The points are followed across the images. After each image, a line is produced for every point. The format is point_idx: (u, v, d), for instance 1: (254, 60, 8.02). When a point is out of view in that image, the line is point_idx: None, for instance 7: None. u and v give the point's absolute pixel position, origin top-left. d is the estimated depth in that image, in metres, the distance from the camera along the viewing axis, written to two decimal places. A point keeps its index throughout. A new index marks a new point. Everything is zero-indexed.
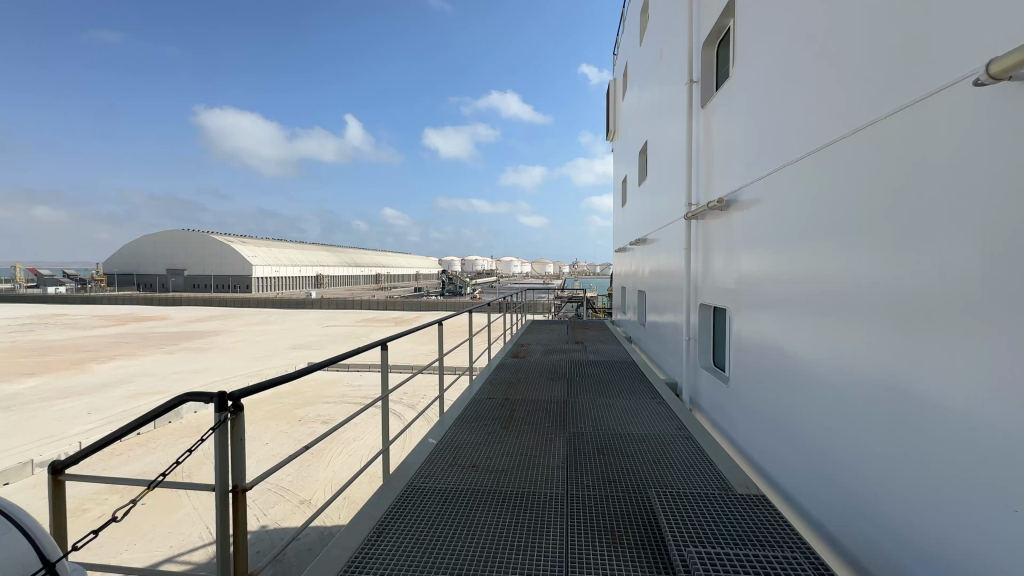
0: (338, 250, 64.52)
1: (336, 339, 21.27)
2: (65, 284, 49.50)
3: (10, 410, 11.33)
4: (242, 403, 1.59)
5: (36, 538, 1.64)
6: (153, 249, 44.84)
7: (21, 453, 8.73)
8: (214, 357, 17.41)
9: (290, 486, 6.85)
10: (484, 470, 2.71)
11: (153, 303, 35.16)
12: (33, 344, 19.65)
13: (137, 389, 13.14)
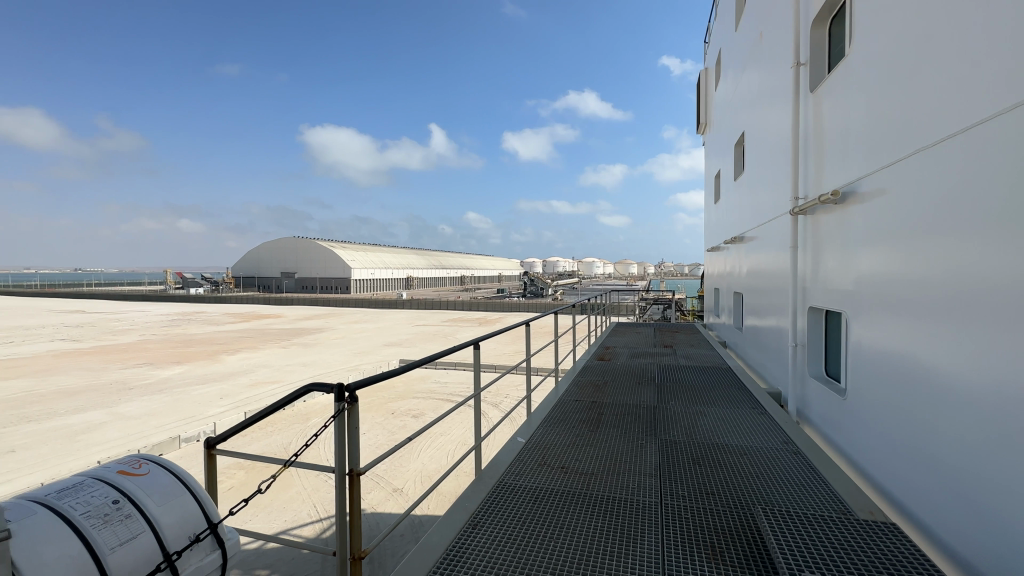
0: (427, 254, 68.02)
1: (424, 337, 22.38)
2: (203, 286, 57.55)
3: (163, 392, 13.41)
4: (356, 394, 1.73)
5: (205, 498, 2.07)
6: (270, 255, 50.52)
7: (171, 429, 10.33)
8: (320, 351, 19.18)
9: (385, 474, 7.37)
10: (572, 472, 2.70)
11: (270, 302, 39.64)
12: (179, 337, 23.07)
13: (257, 378, 14.87)
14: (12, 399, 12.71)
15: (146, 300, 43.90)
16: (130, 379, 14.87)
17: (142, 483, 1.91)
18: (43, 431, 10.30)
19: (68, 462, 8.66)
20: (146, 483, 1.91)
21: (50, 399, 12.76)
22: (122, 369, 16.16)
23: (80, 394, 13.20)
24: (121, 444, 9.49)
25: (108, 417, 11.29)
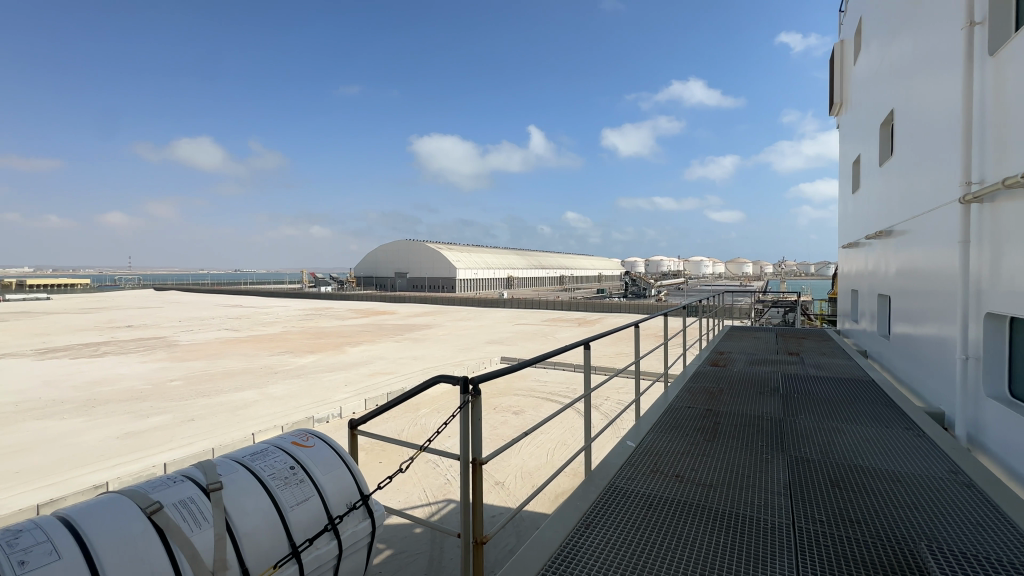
0: (526, 254, 69.24)
1: (525, 336, 22.79)
2: (331, 285, 64.72)
3: (300, 377, 15.35)
4: (480, 387, 1.84)
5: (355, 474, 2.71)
6: (386, 257, 55.20)
7: (307, 409, 11.81)
8: (429, 347, 20.51)
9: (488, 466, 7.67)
10: (688, 483, 2.57)
11: (385, 299, 43.33)
12: (312, 329, 26.23)
13: (375, 368, 16.35)
14: (191, 377, 15.43)
15: (287, 297, 50.62)
16: (275, 365, 17.22)
17: (310, 454, 2.60)
18: (212, 405, 12.36)
19: (230, 433, 10.29)
20: (311, 455, 2.58)
21: (217, 379, 15.26)
22: (269, 356, 18.78)
23: (238, 376, 15.61)
24: (269, 420, 11.07)
25: (258, 397, 13.19)
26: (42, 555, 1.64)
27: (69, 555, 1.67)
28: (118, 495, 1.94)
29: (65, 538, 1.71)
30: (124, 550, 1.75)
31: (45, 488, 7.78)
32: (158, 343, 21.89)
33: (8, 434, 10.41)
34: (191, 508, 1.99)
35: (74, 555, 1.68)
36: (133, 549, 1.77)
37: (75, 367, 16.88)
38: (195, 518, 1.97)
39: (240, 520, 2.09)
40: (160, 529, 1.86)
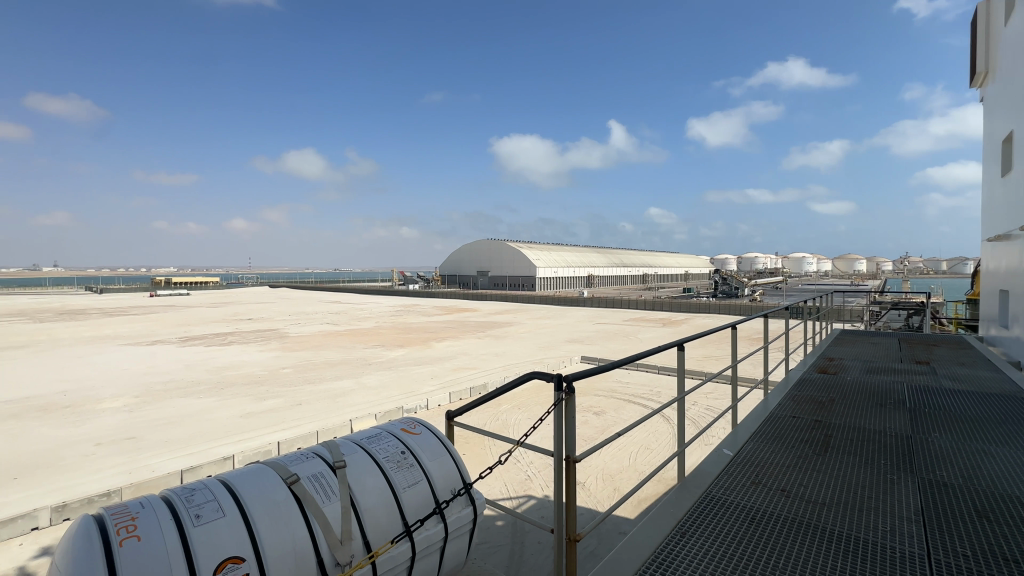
0: (607, 252, 67.79)
1: (606, 336, 22.30)
2: (418, 283, 68.28)
3: (391, 370, 16.39)
4: (573, 385, 1.86)
5: (455, 461, 3.10)
6: (469, 255, 57.04)
7: (397, 400, 12.61)
8: (510, 344, 20.85)
9: None
10: (796, 499, 2.36)
11: (468, 297, 44.80)
12: (402, 325, 27.84)
13: (458, 363, 16.98)
14: (299, 366, 17.16)
15: (380, 294, 54.29)
16: (369, 357, 18.55)
17: (418, 441, 3.05)
18: (316, 392, 13.65)
19: (331, 418, 11.30)
20: (419, 442, 3.04)
21: (321, 368, 16.80)
22: (365, 349, 20.28)
23: (338, 366, 17.06)
24: (364, 408, 11.98)
25: (355, 386, 14.31)
26: (218, 509, 2.25)
27: (240, 510, 2.27)
28: (272, 467, 2.54)
29: (237, 498, 2.33)
30: (273, 511, 2.31)
31: (186, 457, 9.12)
32: (273, 334, 24.62)
33: (160, 407, 12.34)
34: (322, 481, 2.52)
35: (243, 511, 2.28)
36: (280, 512, 2.33)
37: (209, 353, 19.56)
38: (324, 491, 2.49)
39: (361, 497, 2.59)
40: (298, 498, 2.40)
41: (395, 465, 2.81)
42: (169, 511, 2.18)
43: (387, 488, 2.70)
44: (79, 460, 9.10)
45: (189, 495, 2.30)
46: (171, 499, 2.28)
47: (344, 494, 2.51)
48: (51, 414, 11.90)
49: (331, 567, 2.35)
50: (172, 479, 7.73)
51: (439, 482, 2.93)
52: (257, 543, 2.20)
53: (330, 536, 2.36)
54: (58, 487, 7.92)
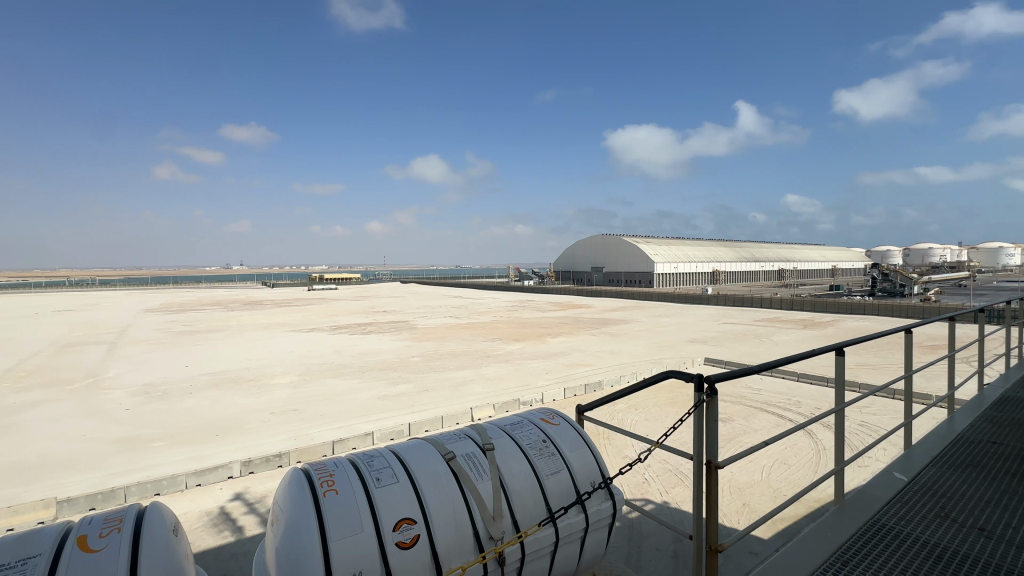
0: (736, 246, 62.11)
1: (733, 337, 20.47)
2: (533, 279, 69.77)
3: (508, 362, 17.02)
4: (716, 388, 1.83)
5: (593, 456, 3.23)
6: (582, 251, 56.63)
7: (514, 392, 13.07)
8: (625, 342, 20.26)
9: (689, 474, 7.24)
10: (1002, 542, 1.95)
11: (582, 293, 44.54)
12: (517, 320, 28.72)
13: (572, 360, 16.99)
14: (426, 355, 18.69)
15: (496, 289, 56.61)
16: (487, 350, 19.47)
17: (558, 431, 3.25)
18: (440, 380, 14.73)
19: (453, 405, 12.13)
20: (558, 432, 3.22)
21: (444, 358, 18.10)
22: (483, 342, 21.34)
23: (459, 357, 18.22)
24: (483, 398, 12.65)
25: (474, 376, 15.16)
26: (393, 475, 2.66)
27: (410, 478, 2.67)
28: (433, 443, 2.93)
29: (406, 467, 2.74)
30: (437, 481, 2.67)
31: (337, 429, 10.52)
32: (403, 325, 27.13)
33: (317, 385, 14.41)
34: (475, 460, 2.82)
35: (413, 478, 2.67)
36: (443, 484, 2.67)
37: (353, 341, 22.28)
38: (477, 470, 2.78)
39: (509, 479, 2.83)
40: (455, 474, 2.73)
41: (538, 452, 3.03)
42: (356, 472, 2.66)
43: (533, 473, 2.93)
44: (259, 425, 11.04)
45: (369, 461, 2.77)
46: (358, 463, 2.78)
47: (495, 475, 2.78)
48: (239, 385, 14.60)
49: (485, 538, 2.63)
50: (325, 448, 8.98)
51: (579, 473, 3.08)
52: (425, 507, 2.57)
53: (485, 511, 2.65)
54: (245, 445, 9.70)
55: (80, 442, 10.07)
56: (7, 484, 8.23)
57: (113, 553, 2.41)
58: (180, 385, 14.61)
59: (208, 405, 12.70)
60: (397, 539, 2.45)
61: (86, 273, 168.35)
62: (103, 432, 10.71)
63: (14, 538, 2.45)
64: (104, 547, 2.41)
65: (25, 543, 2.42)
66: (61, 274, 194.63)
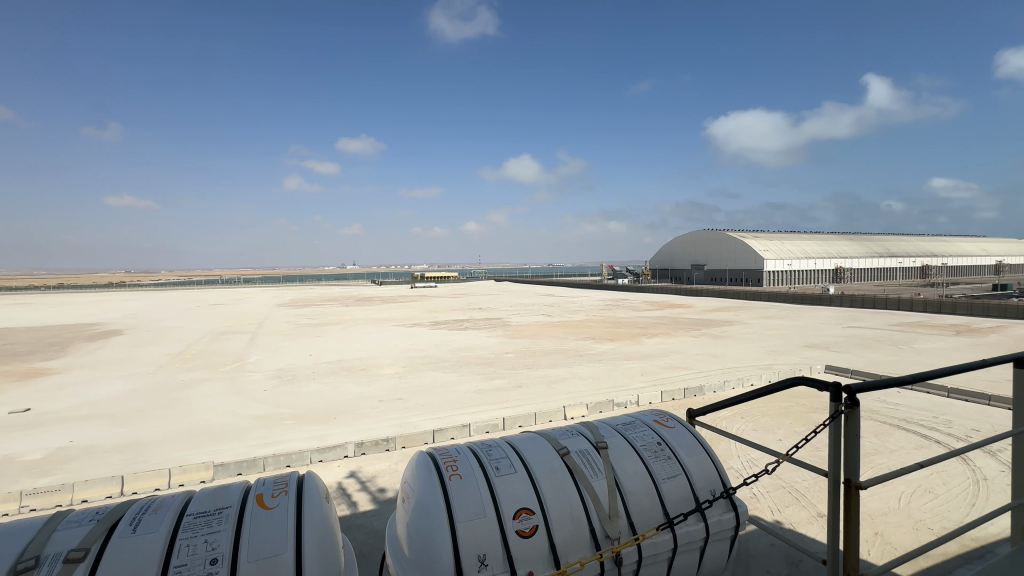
0: (866, 240, 54.56)
1: (862, 343, 17.97)
2: (627, 277, 67.61)
3: (602, 362, 16.73)
4: (856, 399, 2.14)
5: (712, 462, 3.55)
6: (681, 248, 53.64)
7: (608, 393, 12.83)
8: (730, 345, 18.80)
9: (805, 492, 6.56)
10: None
11: (681, 292, 42.21)
12: (611, 319, 28.08)
13: (671, 362, 16.21)
14: (519, 352, 19.05)
15: (589, 287, 55.76)
16: (580, 348, 19.29)
17: (675, 435, 3.65)
18: (534, 377, 14.92)
19: (547, 402, 12.22)
20: (675, 438, 3.61)
21: (537, 355, 18.30)
22: (576, 341, 21.21)
23: (552, 355, 18.29)
24: (576, 397, 12.58)
25: (567, 375, 15.12)
26: (510, 466, 3.17)
27: (527, 470, 3.14)
28: (548, 439, 3.41)
29: (523, 460, 3.22)
30: (552, 474, 3.13)
31: (437, 419, 11.17)
32: (497, 322, 27.85)
33: (419, 377, 15.39)
34: (590, 460, 3.27)
35: (530, 472, 3.13)
36: (558, 476, 3.13)
37: (451, 336, 23.41)
38: (592, 468, 3.22)
39: (625, 481, 3.23)
40: (570, 469, 3.18)
41: (654, 455, 3.42)
42: (475, 460, 3.20)
43: (650, 475, 3.33)
44: (369, 410, 12.07)
45: (488, 451, 3.32)
46: (477, 454, 3.28)
47: (609, 475, 3.20)
48: (353, 373, 16.09)
49: (601, 533, 3.04)
50: (426, 436, 9.56)
51: (698, 482, 3.44)
52: (542, 501, 3.02)
53: (601, 510, 3.06)
54: (359, 428, 10.69)
55: (231, 416, 11.84)
56: (178, 447, 9.94)
57: (283, 512, 2.87)
58: (305, 371, 16.49)
59: (327, 390, 14.18)
60: (517, 527, 2.90)
61: (234, 273, 197.07)
62: (247, 408, 12.49)
63: (211, 492, 3.03)
64: (277, 506, 2.89)
65: (220, 497, 2.98)
66: (215, 273, 229.73)
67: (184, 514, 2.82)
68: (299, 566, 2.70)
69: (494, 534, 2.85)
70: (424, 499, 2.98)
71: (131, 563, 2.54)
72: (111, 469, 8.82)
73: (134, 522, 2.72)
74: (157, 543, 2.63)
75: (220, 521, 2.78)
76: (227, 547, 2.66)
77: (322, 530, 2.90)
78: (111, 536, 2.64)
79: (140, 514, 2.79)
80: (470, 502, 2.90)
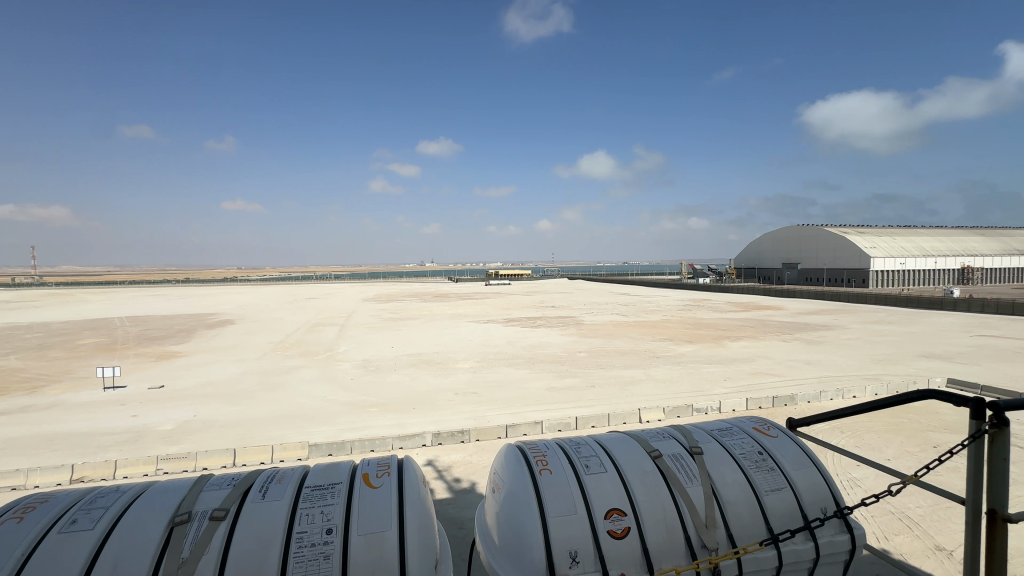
0: (1003, 236, 46.99)
1: (996, 355, 15.50)
2: (709, 276, 64.05)
3: (681, 365, 15.98)
4: (1005, 419, 2.02)
5: (821, 477, 3.38)
6: (771, 245, 49.73)
7: (688, 398, 12.23)
8: (828, 351, 17.11)
9: (920, 521, 5.80)
10: None
11: (770, 293, 39.14)
12: (691, 320, 26.76)
13: (758, 368, 15.09)
14: (593, 351, 18.77)
15: (667, 286, 53.47)
16: (657, 350, 18.57)
17: (776, 443, 3.55)
18: (607, 377, 14.63)
19: (621, 404, 11.91)
20: (777, 447, 3.51)
21: (611, 355, 17.92)
22: (653, 342, 20.48)
23: (627, 356, 17.80)
24: (653, 400, 12.15)
25: (643, 377, 14.62)
26: (601, 465, 3.23)
27: (618, 471, 3.18)
28: (639, 440, 3.43)
29: (614, 461, 3.26)
30: (644, 477, 3.15)
31: (510, 414, 11.34)
32: (570, 321, 27.66)
33: (493, 373, 15.73)
34: (684, 465, 3.25)
35: (622, 473, 3.17)
36: (650, 479, 3.14)
37: (524, 333, 23.65)
38: (687, 474, 3.20)
39: (723, 491, 3.18)
40: (664, 473, 3.18)
41: (754, 466, 3.33)
42: (565, 457, 3.30)
43: (750, 486, 3.24)
44: (445, 402, 12.54)
45: (578, 448, 3.40)
46: (567, 450, 3.38)
47: (705, 482, 3.16)
48: (431, 366, 16.80)
49: (696, 542, 3.01)
50: (500, 430, 9.75)
51: (806, 498, 3.28)
52: (634, 504, 3.04)
53: (697, 518, 3.03)
54: (436, 419, 11.15)
55: (323, 401, 12.90)
56: (279, 426, 11.00)
57: (387, 491, 3.09)
58: (388, 362, 17.51)
59: (408, 381, 14.95)
60: (609, 527, 2.95)
61: (326, 270, 214.04)
62: (337, 395, 13.53)
63: (325, 468, 3.33)
64: (381, 486, 3.11)
65: (333, 473, 3.27)
66: (310, 270, 251.02)
67: (303, 487, 3.13)
68: (402, 544, 2.88)
69: (587, 532, 2.91)
70: (515, 491, 3.11)
71: (262, 525, 2.85)
72: (226, 443, 10.00)
73: (263, 489, 3.06)
74: (284, 509, 2.94)
75: (334, 495, 3.06)
76: (340, 521, 2.91)
77: (422, 513, 3.07)
78: (245, 499, 2.99)
79: (268, 483, 3.13)
80: (562, 497, 2.99)
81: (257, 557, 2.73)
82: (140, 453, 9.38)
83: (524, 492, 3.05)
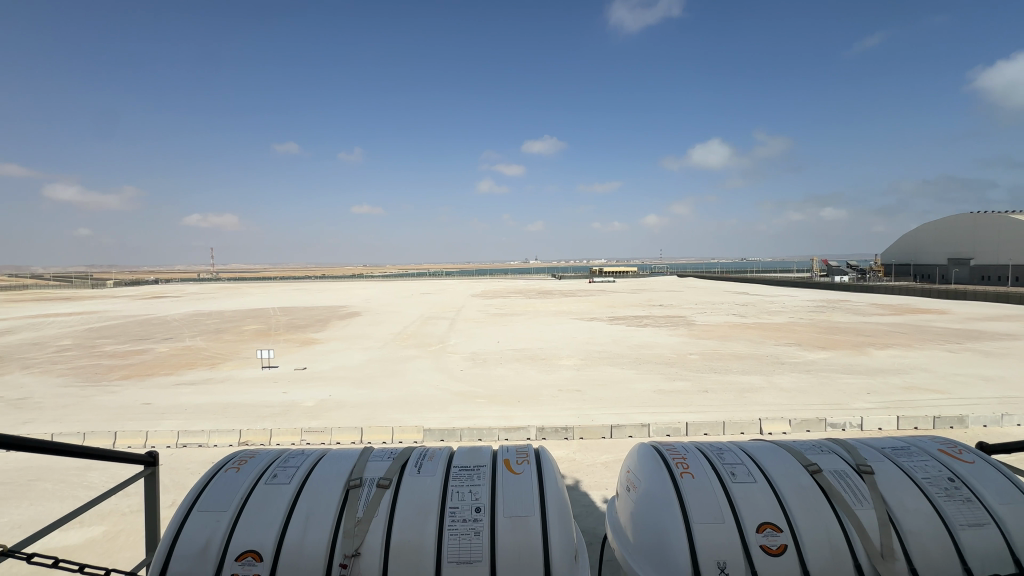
0: None
1: None
2: (849, 275, 56.04)
3: (811, 373, 14.25)
4: None
5: None
6: (931, 238, 42.05)
7: (820, 410, 10.87)
8: (1015, 366, 13.97)
9: None
10: None
11: (931, 294, 33.09)
12: (823, 323, 23.70)
13: (914, 381, 12.87)
14: (706, 354, 17.55)
15: (794, 285, 48.06)
16: (782, 355, 16.77)
17: (971, 469, 3.02)
18: (723, 383, 13.57)
19: (739, 412, 10.97)
20: (972, 474, 2.98)
21: (726, 359, 16.59)
22: (777, 346, 18.53)
23: (746, 360, 16.33)
24: (777, 410, 11.01)
25: (765, 384, 13.30)
26: (749, 474, 3.01)
27: (769, 483, 2.95)
28: (793, 452, 3.13)
29: (764, 472, 3.03)
30: (803, 491, 2.88)
31: (615, 415, 11.09)
32: (679, 321, 26.18)
33: (598, 371, 15.50)
34: (850, 483, 2.90)
35: (775, 487, 2.93)
36: (810, 496, 2.86)
37: (629, 332, 22.93)
38: (855, 494, 2.85)
39: (904, 519, 2.78)
40: (826, 491, 2.87)
41: (944, 494, 2.87)
42: (708, 462, 3.13)
43: (939, 517, 2.80)
44: (550, 398, 12.66)
45: (721, 454, 3.21)
46: (708, 455, 3.21)
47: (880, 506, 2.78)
48: (535, 362, 17.07)
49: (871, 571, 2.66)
50: (604, 430, 9.58)
51: (1018, 540, 2.74)
52: (791, 520, 2.80)
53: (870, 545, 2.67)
54: (541, 414, 11.32)
55: (436, 390, 13.82)
56: (398, 410, 12.04)
57: (528, 478, 3.22)
58: (494, 356, 18.18)
59: (513, 375, 15.38)
60: (762, 542, 2.74)
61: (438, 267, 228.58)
62: (449, 384, 14.39)
63: (468, 451, 3.57)
64: (522, 472, 3.25)
65: (476, 455, 3.49)
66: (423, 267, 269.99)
67: (451, 466, 3.38)
68: (545, 533, 2.98)
69: (737, 543, 2.74)
70: (654, 492, 3.03)
71: (421, 497, 3.14)
72: (355, 421, 11.23)
73: (418, 464, 3.38)
74: (436, 484, 3.21)
75: (479, 476, 3.26)
76: (487, 502, 3.10)
77: (561, 505, 3.15)
78: (404, 472, 3.30)
79: (421, 459, 3.43)
80: (707, 504, 2.84)
81: (417, 526, 3.01)
82: (289, 424, 10.91)
83: (664, 493, 2.97)
